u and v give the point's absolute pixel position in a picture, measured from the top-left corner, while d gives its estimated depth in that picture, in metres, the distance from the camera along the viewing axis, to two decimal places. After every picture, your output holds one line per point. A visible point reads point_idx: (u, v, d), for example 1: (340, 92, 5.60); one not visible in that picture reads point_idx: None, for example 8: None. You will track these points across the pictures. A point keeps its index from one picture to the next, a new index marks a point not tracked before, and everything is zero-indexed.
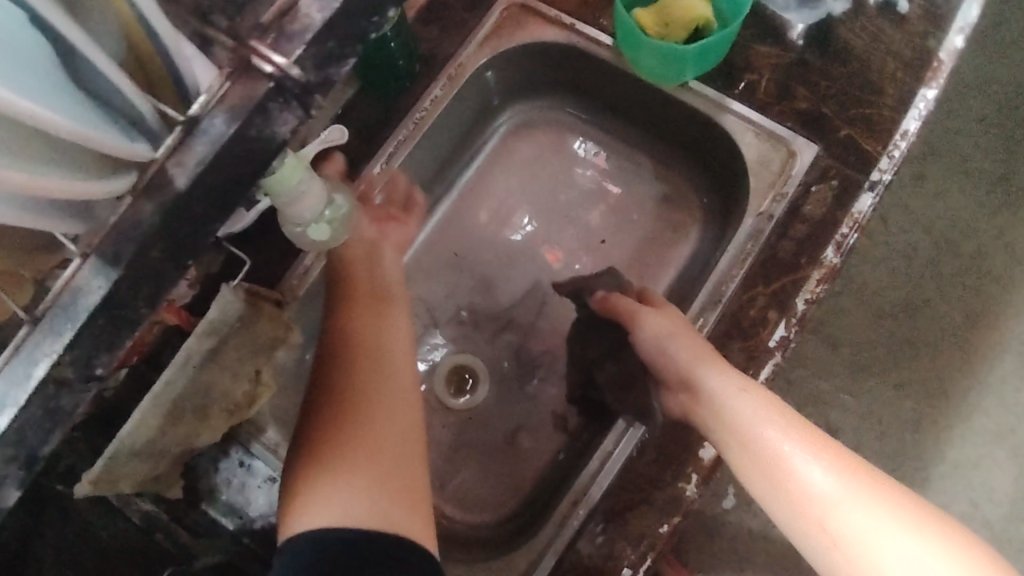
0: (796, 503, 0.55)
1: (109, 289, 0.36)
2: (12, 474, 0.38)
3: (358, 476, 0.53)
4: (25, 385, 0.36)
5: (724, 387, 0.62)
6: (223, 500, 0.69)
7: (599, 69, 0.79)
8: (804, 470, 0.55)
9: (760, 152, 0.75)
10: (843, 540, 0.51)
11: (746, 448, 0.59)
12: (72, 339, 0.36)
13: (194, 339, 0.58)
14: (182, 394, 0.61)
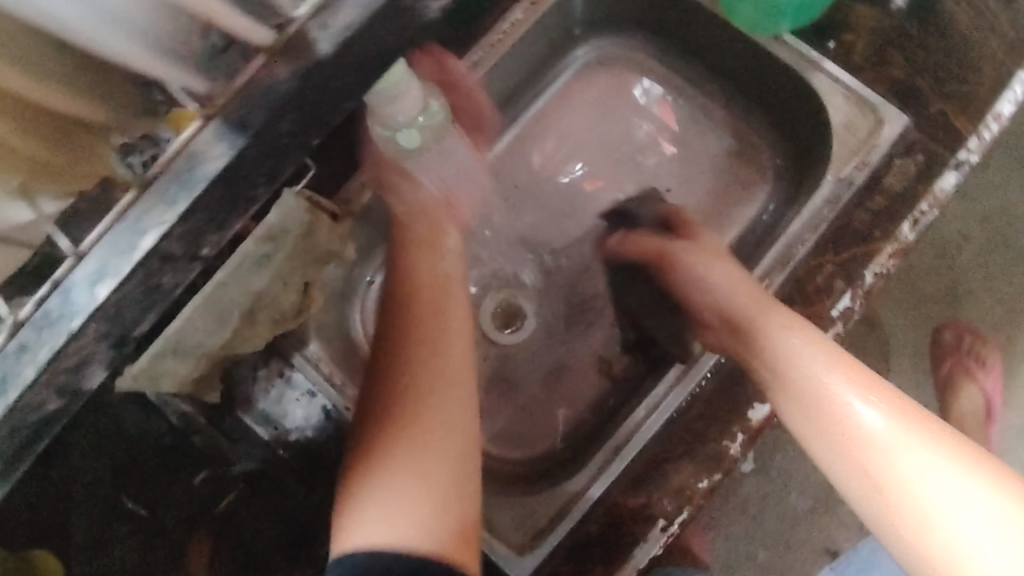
0: (854, 455, 0.54)
1: (231, 156, 0.36)
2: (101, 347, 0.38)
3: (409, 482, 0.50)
4: (129, 256, 0.37)
5: (790, 337, 0.60)
6: (261, 409, 0.68)
7: (688, 9, 0.76)
8: (858, 419, 0.54)
9: (847, 116, 0.70)
10: (904, 494, 0.50)
11: (802, 400, 0.57)
12: (186, 208, 0.36)
13: (252, 242, 0.57)
14: (232, 298, 0.60)
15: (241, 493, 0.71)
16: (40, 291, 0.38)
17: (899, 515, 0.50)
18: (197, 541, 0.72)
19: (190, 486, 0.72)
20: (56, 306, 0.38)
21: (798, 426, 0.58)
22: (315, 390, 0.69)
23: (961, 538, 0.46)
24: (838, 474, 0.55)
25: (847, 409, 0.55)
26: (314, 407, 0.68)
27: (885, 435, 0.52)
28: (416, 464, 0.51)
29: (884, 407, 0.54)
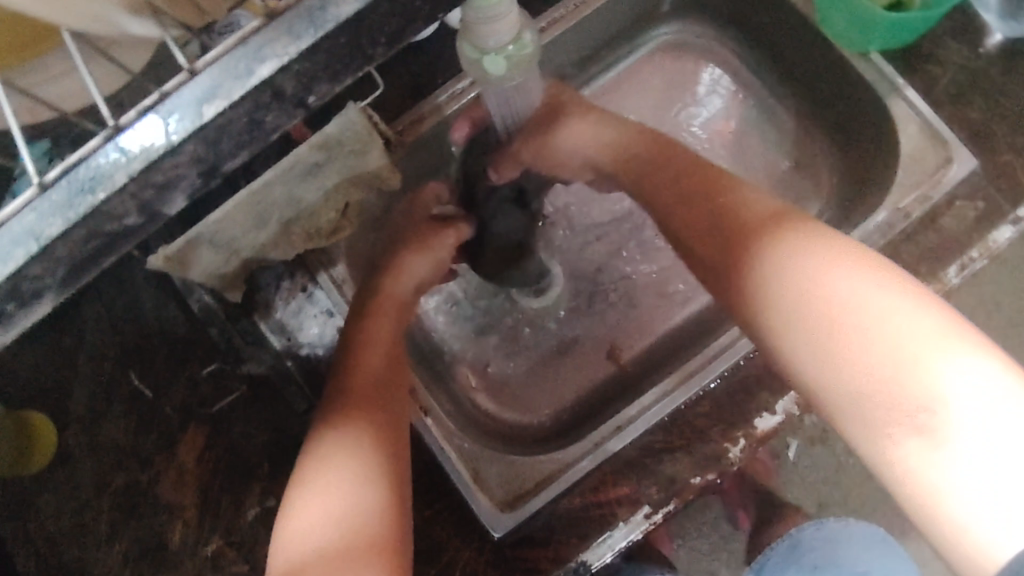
0: (828, 319, 0.47)
1: (365, 3, 0.31)
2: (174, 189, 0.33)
3: (347, 467, 0.53)
4: (243, 81, 0.31)
5: (770, 225, 0.54)
6: (276, 318, 0.68)
7: (779, 10, 0.75)
8: (834, 274, 0.48)
9: (917, 145, 0.68)
10: (882, 345, 0.44)
11: (771, 268, 0.51)
12: (309, 46, 0.31)
13: (305, 147, 0.58)
14: (275, 199, 0.60)
15: (242, 396, 0.71)
16: (143, 102, 0.31)
17: (869, 366, 0.45)
18: (190, 434, 0.71)
19: (194, 378, 0.72)
20: (161, 119, 0.31)
21: (822, 350, 0.47)
22: (334, 310, 0.68)
23: (942, 378, 0.42)
24: (800, 351, 0.48)
25: (821, 270, 0.48)
26: (330, 327, 0.68)
27: (864, 290, 0.46)
28: (339, 492, 0.52)
29: (866, 268, 0.48)
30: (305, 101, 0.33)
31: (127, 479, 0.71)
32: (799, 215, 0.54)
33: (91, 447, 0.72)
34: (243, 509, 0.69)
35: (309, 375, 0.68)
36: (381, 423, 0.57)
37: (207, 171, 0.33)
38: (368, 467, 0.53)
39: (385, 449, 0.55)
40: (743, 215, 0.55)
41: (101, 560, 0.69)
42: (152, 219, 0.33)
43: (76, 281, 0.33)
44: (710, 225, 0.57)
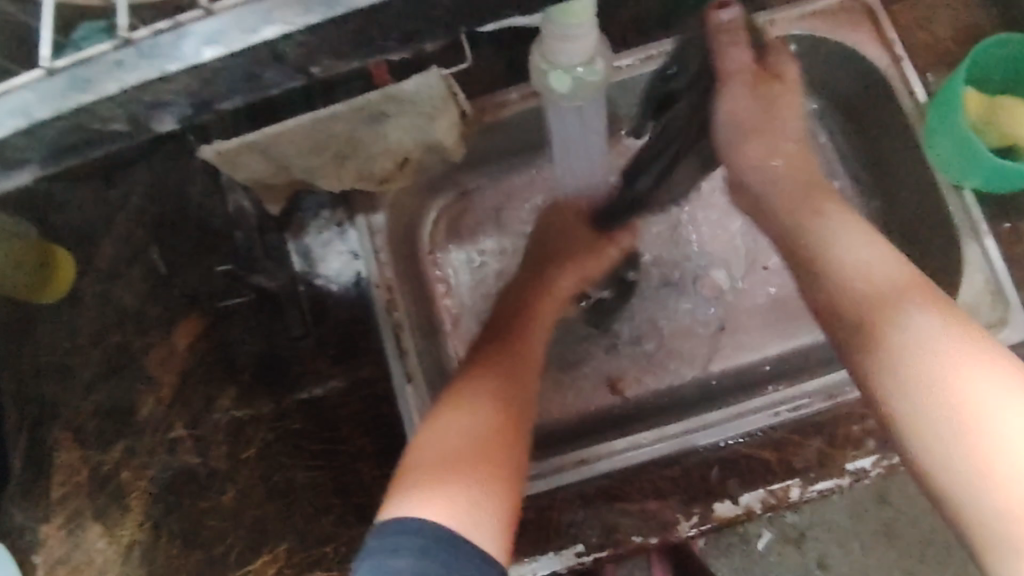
0: (951, 404, 0.50)
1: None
2: (176, 108, 0.33)
3: (484, 400, 0.57)
4: (247, 36, 0.31)
5: (898, 305, 0.55)
6: (304, 243, 0.74)
7: (888, 116, 0.74)
8: (973, 374, 0.50)
9: (977, 297, 0.66)
10: (995, 437, 0.48)
11: (908, 354, 0.53)
12: (318, 23, 0.31)
13: (377, 95, 0.60)
14: (336, 132, 0.62)
15: (248, 303, 0.73)
16: (157, 24, 0.32)
17: (1000, 472, 0.47)
18: (190, 319, 0.73)
19: (209, 271, 0.74)
20: (166, 47, 0.32)
21: (948, 444, 0.49)
22: (359, 253, 0.74)
23: None
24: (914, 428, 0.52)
25: (955, 361, 0.51)
26: (350, 267, 0.73)
27: (986, 386, 0.49)
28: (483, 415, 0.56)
29: (997, 372, 0.50)
30: (308, 70, 0.33)
31: (119, 342, 0.73)
32: (932, 293, 0.56)
33: (97, 302, 0.74)
34: (214, 407, 0.71)
35: (315, 305, 0.73)
36: (512, 371, 0.61)
37: (200, 105, 0.33)
38: (511, 392, 0.59)
39: (520, 391, 0.59)
40: (876, 301, 0.56)
41: (73, 405, 0.72)
42: (143, 130, 0.34)
43: (56, 162, 0.35)
44: (837, 302, 0.59)
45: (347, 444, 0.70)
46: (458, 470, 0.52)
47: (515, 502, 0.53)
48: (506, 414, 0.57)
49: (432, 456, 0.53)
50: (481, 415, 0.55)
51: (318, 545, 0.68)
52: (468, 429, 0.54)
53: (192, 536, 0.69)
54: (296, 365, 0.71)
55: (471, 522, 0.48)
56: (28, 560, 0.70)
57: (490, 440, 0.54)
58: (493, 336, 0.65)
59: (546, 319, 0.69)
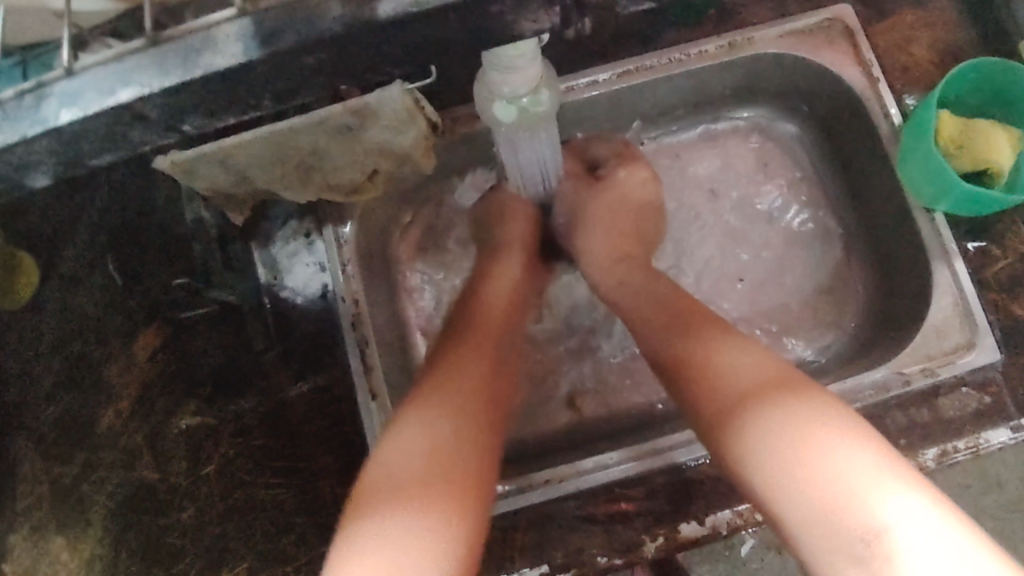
0: (791, 453, 0.47)
1: (240, 62, 0.31)
2: (44, 164, 0.34)
3: (441, 411, 0.53)
4: (104, 99, 0.31)
5: (752, 384, 0.52)
6: (270, 252, 0.73)
7: (861, 134, 0.73)
8: (804, 426, 0.48)
9: (945, 319, 0.66)
10: (828, 481, 0.46)
11: (751, 422, 0.50)
12: (175, 85, 0.31)
13: (336, 108, 0.57)
14: (296, 144, 0.61)
15: (211, 314, 0.71)
16: (22, 85, 0.33)
17: (826, 504, 0.45)
18: (150, 331, 0.72)
19: (166, 284, 0.72)
20: (26, 108, 0.32)
21: (784, 491, 0.47)
22: (326, 265, 0.73)
23: (889, 517, 0.44)
24: (763, 482, 0.49)
25: (789, 416, 0.49)
26: (316, 280, 0.72)
27: (820, 439, 0.47)
28: (435, 429, 0.52)
29: (827, 417, 0.49)
30: (178, 129, 0.34)
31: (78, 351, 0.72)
32: (785, 374, 0.53)
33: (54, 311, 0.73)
34: (172, 419, 0.70)
35: (278, 318, 0.71)
36: (473, 379, 0.57)
37: (67, 162, 0.34)
38: (467, 406, 0.54)
39: (484, 399, 0.56)
40: (735, 382, 0.53)
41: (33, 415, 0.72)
42: (13, 182, 0.35)
43: None
44: (696, 387, 0.55)
45: (312, 459, 0.69)
46: (404, 498, 0.48)
47: (474, 525, 0.49)
48: (463, 436, 0.52)
49: (382, 485, 0.49)
50: (448, 440, 0.51)
51: (277, 564, 0.67)
52: (432, 455, 0.50)
53: (152, 553, 0.68)
54: (261, 380, 0.70)
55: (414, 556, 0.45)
56: None
57: (448, 463, 0.50)
58: (433, 358, 0.60)
59: (498, 329, 0.63)
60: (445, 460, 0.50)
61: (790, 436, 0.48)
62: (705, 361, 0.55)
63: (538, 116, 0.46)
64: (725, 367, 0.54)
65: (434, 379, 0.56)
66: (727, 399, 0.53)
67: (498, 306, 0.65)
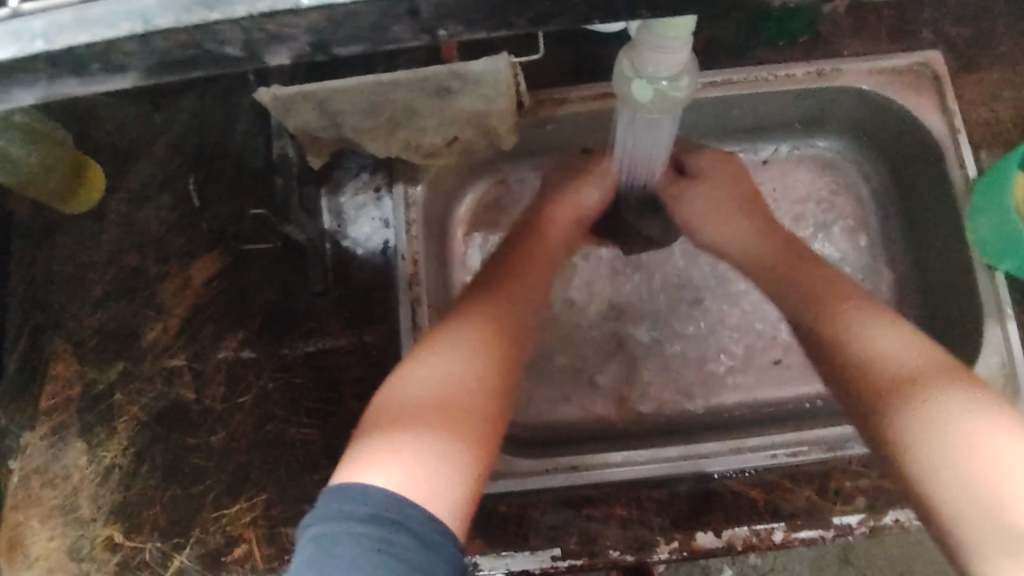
0: (955, 437, 0.49)
1: None
2: (293, 45, 0.33)
3: (467, 347, 0.55)
4: None
5: (923, 376, 0.53)
6: (338, 202, 0.74)
7: (932, 184, 0.74)
8: (977, 418, 0.49)
9: (989, 378, 0.66)
10: (1001, 473, 0.46)
11: (920, 412, 0.51)
12: None
13: (441, 69, 0.59)
14: (391, 98, 0.61)
15: (273, 251, 0.74)
16: None
17: (997, 494, 0.46)
18: (210, 257, 0.75)
19: (240, 212, 0.75)
20: None
21: (949, 476, 0.48)
22: (390, 222, 0.74)
23: None
24: (924, 465, 0.49)
25: (960, 408, 0.50)
26: (379, 235, 0.73)
27: (993, 434, 0.48)
28: (460, 361, 0.54)
29: (1000, 416, 0.49)
30: (433, 32, 0.33)
31: (135, 265, 0.75)
32: (953, 370, 0.53)
33: (122, 221, 0.76)
34: (218, 347, 0.73)
35: (339, 265, 0.73)
36: (501, 321, 0.59)
37: (317, 45, 0.33)
38: (496, 346, 0.57)
39: (508, 339, 0.58)
40: (900, 372, 0.54)
41: (77, 318, 0.75)
42: (251, 60, 0.34)
43: (160, 75, 0.34)
44: (856, 370, 0.56)
45: (342, 407, 0.70)
46: (424, 421, 0.49)
47: (482, 453, 0.51)
48: (485, 371, 0.54)
49: (404, 404, 0.51)
50: (450, 377, 0.52)
51: (297, 503, 0.69)
52: (441, 388, 0.52)
53: (174, 468, 0.71)
54: (308, 321, 0.72)
55: (428, 471, 0.46)
56: (4, 463, 0.73)
57: (467, 395, 0.52)
58: (471, 292, 0.62)
59: (532, 289, 0.64)
60: (465, 391, 0.52)
61: (959, 425, 0.49)
62: (874, 348, 0.56)
63: (672, 104, 0.49)
64: (887, 356, 0.55)
65: (461, 319, 0.58)
66: (893, 384, 0.54)
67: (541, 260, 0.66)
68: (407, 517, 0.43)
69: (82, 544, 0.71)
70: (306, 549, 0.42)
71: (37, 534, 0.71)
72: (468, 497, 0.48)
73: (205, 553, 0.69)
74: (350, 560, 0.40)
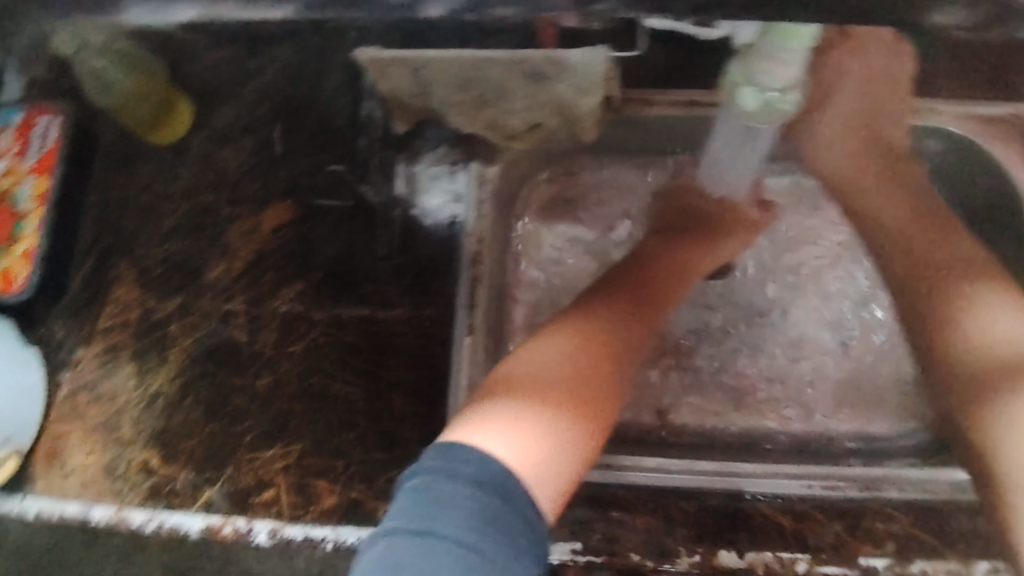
0: None
1: None
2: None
3: (578, 333, 0.57)
4: None
5: None
6: (416, 169, 0.75)
7: (1008, 239, 0.72)
8: None
9: None
10: None
11: None
12: None
13: (539, 54, 0.59)
14: (487, 74, 0.62)
15: (345, 209, 0.75)
16: None
17: None
18: (284, 205, 0.77)
19: (318, 166, 0.77)
20: None
21: None
22: (461, 198, 0.75)
23: None
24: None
25: None
26: (449, 209, 0.75)
27: None
28: (570, 345, 0.56)
29: None
30: (585, 8, 0.33)
31: (208, 203, 0.78)
32: None
33: (202, 159, 0.79)
34: (277, 295, 0.74)
35: (406, 231, 0.74)
36: (621, 310, 0.60)
37: (471, 4, 0.33)
38: (609, 333, 0.58)
39: (624, 327, 0.59)
40: None
41: (147, 247, 0.78)
42: (405, 9, 0.34)
43: (315, 11, 0.34)
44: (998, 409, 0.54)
45: (388, 372, 0.71)
46: (529, 394, 0.51)
47: (583, 428, 0.51)
48: (597, 354, 0.56)
49: (515, 379, 0.53)
50: (557, 357, 0.54)
51: (332, 458, 0.69)
52: (551, 367, 0.54)
53: (218, 403, 0.72)
54: (367, 284, 0.73)
55: (523, 433, 0.48)
56: (55, 373, 0.76)
57: (572, 374, 0.53)
58: (592, 288, 0.64)
59: (658, 286, 0.64)
60: (572, 369, 0.54)
61: None
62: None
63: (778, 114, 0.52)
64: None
65: (580, 310, 0.60)
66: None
67: (658, 264, 0.66)
68: (513, 490, 0.44)
69: (118, 463, 0.72)
70: (408, 500, 0.43)
71: (77, 447, 0.73)
72: (565, 487, 0.49)
73: (234, 492, 0.70)
74: (453, 519, 0.41)
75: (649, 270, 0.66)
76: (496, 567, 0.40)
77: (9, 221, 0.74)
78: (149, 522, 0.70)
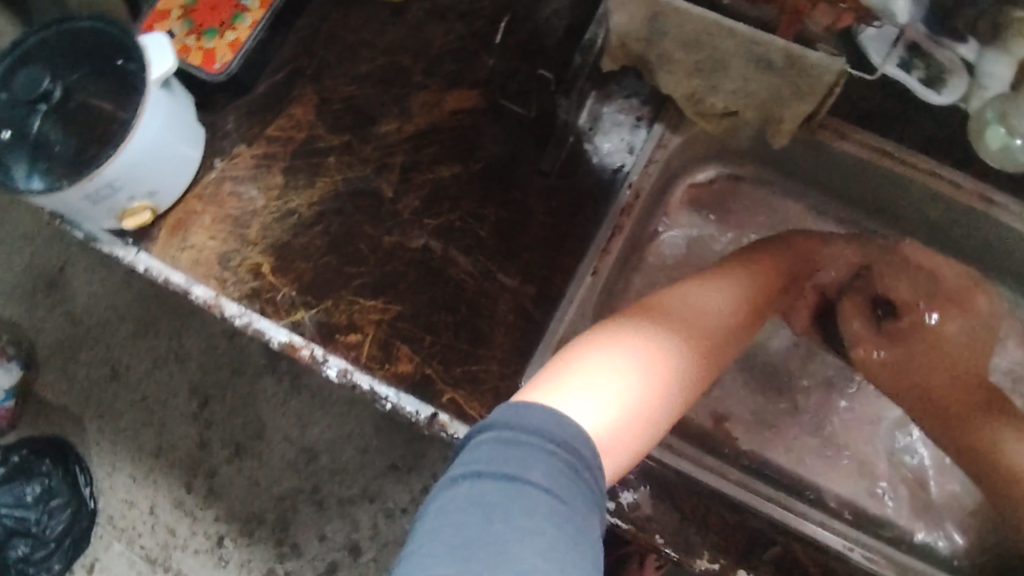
0: None
1: None
2: None
3: (727, 283, 0.65)
4: None
5: None
6: (602, 111, 0.77)
7: None
8: None
9: None
10: None
11: None
12: None
13: (779, 44, 0.59)
14: (717, 44, 0.62)
15: (524, 117, 0.78)
16: None
17: None
18: (470, 93, 0.80)
19: (514, 71, 0.79)
20: None
21: None
22: (633, 151, 0.76)
23: None
24: None
25: None
26: (618, 156, 0.76)
27: None
28: (721, 293, 0.63)
29: None
30: None
31: (403, 65, 0.81)
32: None
33: (413, 26, 0.82)
34: (433, 168, 0.78)
35: (572, 157, 0.76)
36: (758, 287, 0.66)
37: None
38: (752, 298, 0.65)
39: (761, 296, 0.66)
40: None
41: (331, 82, 0.81)
42: None
43: None
44: None
45: (503, 275, 0.74)
46: (671, 320, 0.58)
47: (702, 353, 0.57)
48: (738, 304, 0.63)
49: (667, 304, 0.61)
50: (708, 296, 0.62)
51: (422, 329, 0.73)
52: (698, 305, 0.61)
53: (343, 240, 0.76)
54: (517, 190, 0.76)
55: (654, 339, 0.55)
56: (209, 159, 0.80)
57: (708, 313, 0.60)
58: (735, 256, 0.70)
59: (780, 281, 0.69)
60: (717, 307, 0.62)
61: None
62: None
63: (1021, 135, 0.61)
64: None
65: (721, 270, 0.66)
66: None
67: (784, 260, 0.70)
68: (585, 451, 0.44)
69: (231, 258, 0.76)
70: (490, 448, 0.42)
71: (202, 228, 0.78)
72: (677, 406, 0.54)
73: (324, 324, 0.73)
74: (539, 472, 0.41)
75: (774, 267, 0.69)
76: (574, 522, 0.40)
77: (230, 8, 0.78)
78: (239, 317, 0.72)
